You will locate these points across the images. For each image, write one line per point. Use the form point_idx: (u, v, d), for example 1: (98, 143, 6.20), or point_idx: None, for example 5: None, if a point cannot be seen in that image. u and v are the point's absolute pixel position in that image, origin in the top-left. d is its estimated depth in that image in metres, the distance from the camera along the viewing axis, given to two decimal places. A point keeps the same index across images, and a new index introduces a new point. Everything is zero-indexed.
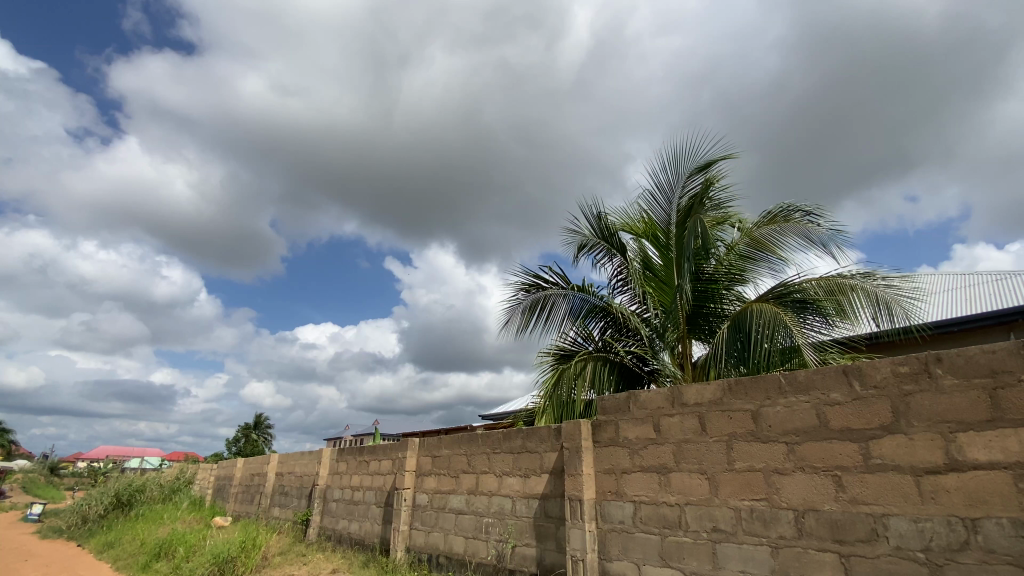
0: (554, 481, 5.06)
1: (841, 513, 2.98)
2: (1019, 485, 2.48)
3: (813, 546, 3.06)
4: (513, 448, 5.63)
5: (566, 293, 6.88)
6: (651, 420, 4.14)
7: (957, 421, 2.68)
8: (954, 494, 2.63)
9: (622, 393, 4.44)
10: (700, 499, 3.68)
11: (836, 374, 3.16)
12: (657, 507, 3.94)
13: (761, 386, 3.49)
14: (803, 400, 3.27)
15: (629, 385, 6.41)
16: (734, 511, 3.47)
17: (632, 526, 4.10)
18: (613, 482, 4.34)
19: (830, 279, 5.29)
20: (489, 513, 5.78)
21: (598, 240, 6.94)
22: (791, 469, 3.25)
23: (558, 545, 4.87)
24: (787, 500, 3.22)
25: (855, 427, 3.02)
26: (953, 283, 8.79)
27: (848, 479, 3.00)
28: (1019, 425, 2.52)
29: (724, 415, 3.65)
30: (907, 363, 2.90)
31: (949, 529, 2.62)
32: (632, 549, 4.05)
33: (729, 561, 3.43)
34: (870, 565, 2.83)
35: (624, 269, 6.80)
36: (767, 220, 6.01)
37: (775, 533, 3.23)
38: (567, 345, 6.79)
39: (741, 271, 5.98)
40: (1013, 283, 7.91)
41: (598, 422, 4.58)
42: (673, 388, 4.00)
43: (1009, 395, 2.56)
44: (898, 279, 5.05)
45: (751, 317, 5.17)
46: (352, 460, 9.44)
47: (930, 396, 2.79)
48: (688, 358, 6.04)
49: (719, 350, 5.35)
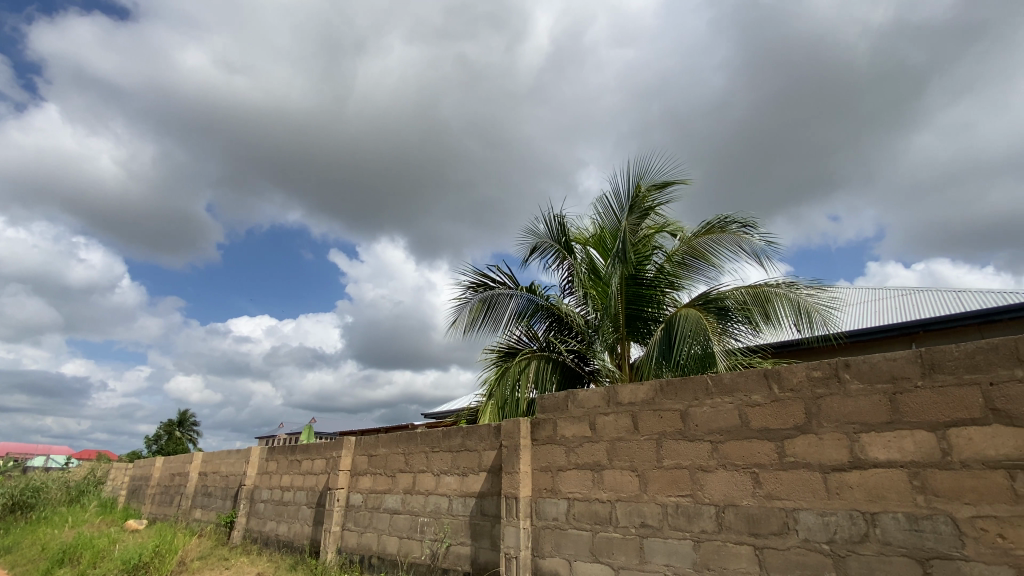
0: (491, 479, 5.06)
1: (757, 507, 3.16)
2: (914, 482, 2.69)
3: (731, 540, 3.22)
4: (452, 447, 5.58)
5: (514, 293, 6.91)
6: (587, 418, 4.22)
7: (861, 422, 2.91)
8: (856, 490, 2.84)
9: (561, 392, 4.50)
10: (629, 495, 3.80)
11: (756, 376, 3.36)
12: (590, 504, 4.03)
13: (690, 387, 3.64)
14: (726, 401, 3.44)
15: (570, 383, 6.52)
16: (661, 507, 3.60)
17: (565, 522, 4.16)
18: (549, 479, 4.40)
19: (758, 287, 5.62)
20: (425, 512, 5.70)
21: (548, 242, 7.04)
22: (714, 466, 3.41)
23: (492, 543, 4.87)
24: (710, 496, 3.38)
25: (772, 426, 3.21)
26: (866, 297, 9.58)
27: (764, 476, 3.18)
28: (914, 427, 2.75)
29: (655, 414, 3.78)
30: (819, 368, 3.11)
31: (852, 522, 2.82)
32: (564, 545, 4.12)
33: (655, 556, 3.55)
34: (781, 557, 3.01)
35: (571, 272, 6.93)
36: (704, 230, 6.27)
37: (697, 527, 3.39)
38: (512, 344, 6.81)
39: (678, 278, 6.24)
40: (915, 299, 8.73)
41: (536, 420, 4.63)
42: (609, 388, 4.10)
43: (905, 399, 2.79)
44: (818, 289, 5.42)
45: (680, 321, 5.43)
46: (283, 459, 9.03)
47: (838, 399, 3.01)
48: (626, 359, 6.25)
49: (652, 352, 5.58)
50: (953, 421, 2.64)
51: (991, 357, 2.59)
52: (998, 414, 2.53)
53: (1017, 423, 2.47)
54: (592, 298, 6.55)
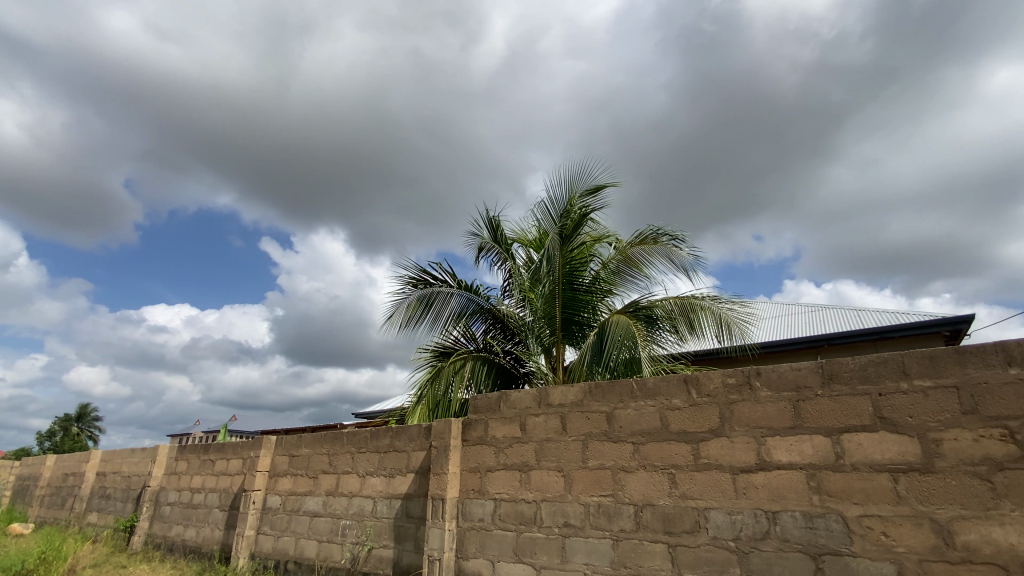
0: (418, 481, 4.95)
1: (672, 507, 3.31)
2: (810, 483, 2.91)
3: (647, 538, 3.35)
4: (380, 447, 5.42)
5: (453, 292, 6.84)
6: (518, 419, 4.25)
7: (767, 427, 3.11)
8: (761, 490, 3.04)
9: (494, 393, 4.50)
10: (554, 495, 3.86)
11: (678, 381, 3.52)
12: (516, 504, 4.05)
13: (616, 390, 3.76)
14: (649, 404, 3.58)
15: (504, 384, 6.54)
16: (584, 507, 3.68)
17: (491, 523, 4.16)
18: (477, 480, 4.38)
19: (684, 298, 5.91)
20: (347, 515, 5.51)
21: (491, 243, 7.06)
22: (635, 467, 3.53)
23: (416, 546, 4.77)
24: (630, 495, 3.50)
25: (689, 429, 3.38)
26: (780, 311, 10.35)
27: (680, 476, 3.33)
28: (813, 432, 2.98)
29: (583, 416, 3.87)
30: (734, 375, 3.31)
31: (755, 520, 3.01)
32: (489, 546, 4.11)
33: (576, 555, 3.63)
34: (692, 554, 3.16)
35: (512, 274, 6.99)
36: (639, 240, 6.51)
37: (617, 526, 3.49)
38: (448, 345, 6.72)
39: (612, 286, 6.44)
40: (822, 315, 9.53)
41: (468, 421, 4.59)
42: (541, 389, 4.15)
43: (807, 405, 3.02)
44: (737, 302, 5.77)
45: (611, 327, 5.61)
46: (195, 459, 8.41)
47: (749, 404, 3.21)
48: (560, 362, 6.37)
49: (584, 355, 5.73)
50: (847, 427, 2.88)
51: (881, 370, 2.84)
52: (884, 421, 2.78)
53: (901, 430, 2.73)
54: (529, 300, 6.62)
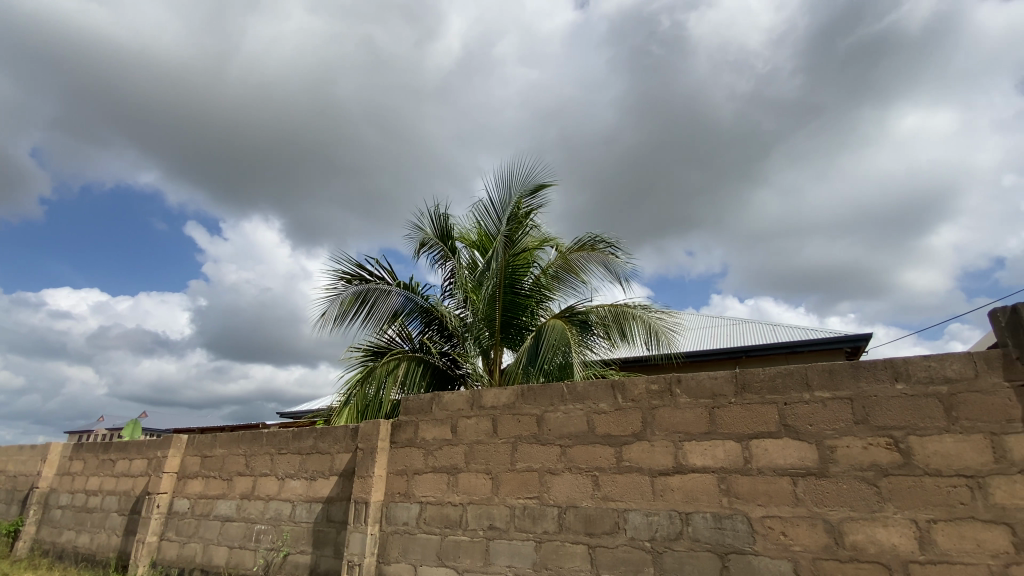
0: (341, 484, 4.76)
1: (594, 508, 3.39)
2: (720, 485, 3.08)
3: (568, 540, 3.41)
4: (302, 449, 5.18)
5: (390, 290, 6.67)
6: (450, 421, 4.20)
7: (684, 432, 3.27)
8: (676, 492, 3.18)
9: (426, 394, 4.42)
10: (481, 498, 3.84)
11: (605, 386, 3.61)
12: (442, 507, 4.00)
13: (547, 393, 3.81)
14: (577, 407, 3.66)
15: (439, 386, 6.47)
16: (509, 509, 3.69)
17: (415, 527, 4.08)
18: (403, 483, 4.28)
19: (617, 305, 6.10)
20: (262, 519, 5.21)
21: (434, 241, 6.97)
22: (561, 469, 3.59)
23: (335, 551, 4.59)
24: (554, 497, 3.55)
25: (614, 433, 3.48)
26: (705, 323, 10.95)
27: (603, 479, 3.42)
28: (725, 437, 3.15)
29: (514, 418, 3.89)
30: (657, 381, 3.44)
31: (670, 522, 3.14)
32: (411, 551, 4.02)
33: (499, 557, 3.63)
34: (610, 554, 3.26)
35: (453, 274, 6.94)
36: (578, 246, 6.66)
37: (540, 528, 3.53)
38: (382, 344, 6.53)
39: (550, 290, 6.55)
40: (741, 328, 10.18)
41: (398, 423, 4.48)
42: (474, 391, 4.12)
43: (721, 412, 3.20)
44: (666, 312, 6.03)
45: (547, 331, 5.70)
46: (92, 459, 7.67)
47: (669, 409, 3.35)
48: (496, 364, 6.39)
49: (519, 358, 5.78)
50: (755, 433, 3.07)
51: (787, 380, 3.06)
52: (787, 429, 3.00)
53: (802, 437, 2.95)
54: (470, 301, 6.58)
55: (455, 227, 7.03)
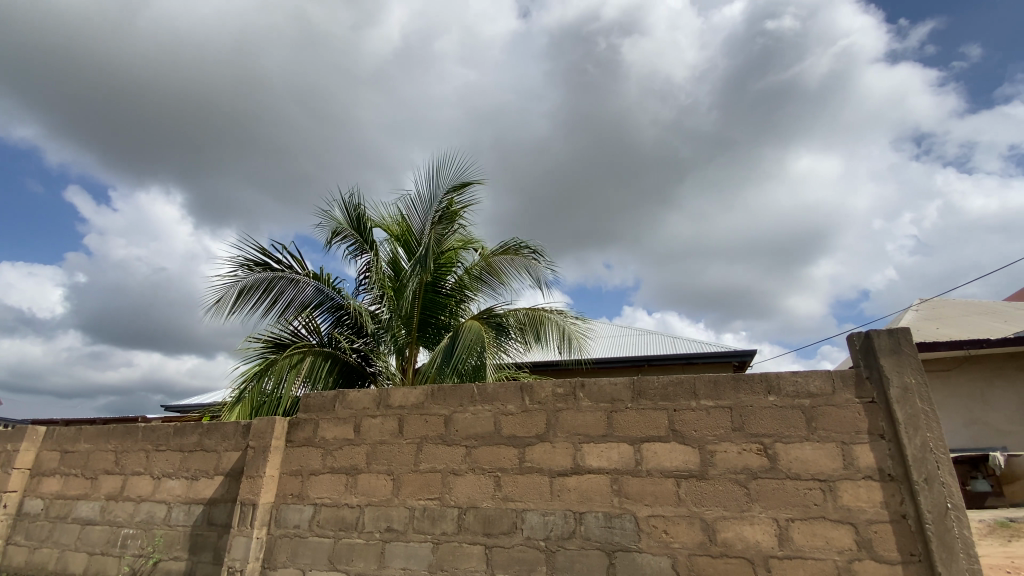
0: (227, 484, 4.41)
1: (494, 509, 3.42)
2: (612, 486, 3.23)
3: (466, 540, 3.41)
4: (184, 446, 4.73)
5: (299, 280, 6.31)
6: (353, 420, 4.04)
7: (584, 434, 3.39)
8: (572, 493, 3.30)
9: (330, 391, 4.22)
10: (380, 499, 3.73)
11: (514, 388, 3.66)
12: (337, 509, 3.83)
13: (457, 394, 3.79)
14: (486, 409, 3.67)
15: (347, 382, 6.23)
16: (409, 510, 3.62)
17: (307, 530, 3.88)
18: (297, 484, 4.05)
19: (535, 309, 6.24)
20: (131, 523, 4.70)
21: (352, 231, 6.71)
22: (464, 470, 3.59)
23: (215, 557, 4.24)
24: (455, 498, 3.53)
25: (519, 434, 3.53)
26: (614, 332, 11.51)
27: (504, 479, 3.47)
28: (620, 440, 3.32)
29: (421, 419, 3.82)
30: (562, 385, 3.56)
31: (564, 521, 3.25)
32: (301, 555, 3.82)
33: (394, 560, 3.54)
34: (506, 554, 3.30)
35: (370, 268, 6.72)
36: (501, 249, 6.71)
37: (439, 529, 3.50)
38: (286, 336, 6.15)
39: (471, 290, 6.55)
40: (646, 339, 10.82)
41: (296, 421, 4.24)
42: (381, 390, 4.00)
43: (618, 416, 3.36)
44: (580, 318, 6.25)
45: (463, 332, 5.68)
46: None
47: (572, 412, 3.47)
48: (411, 363, 6.27)
49: (434, 358, 5.70)
50: (646, 437, 3.26)
51: (677, 389, 3.29)
52: (675, 433, 3.21)
53: (687, 442, 3.17)
54: (388, 297, 6.40)
55: (377, 218, 6.81)
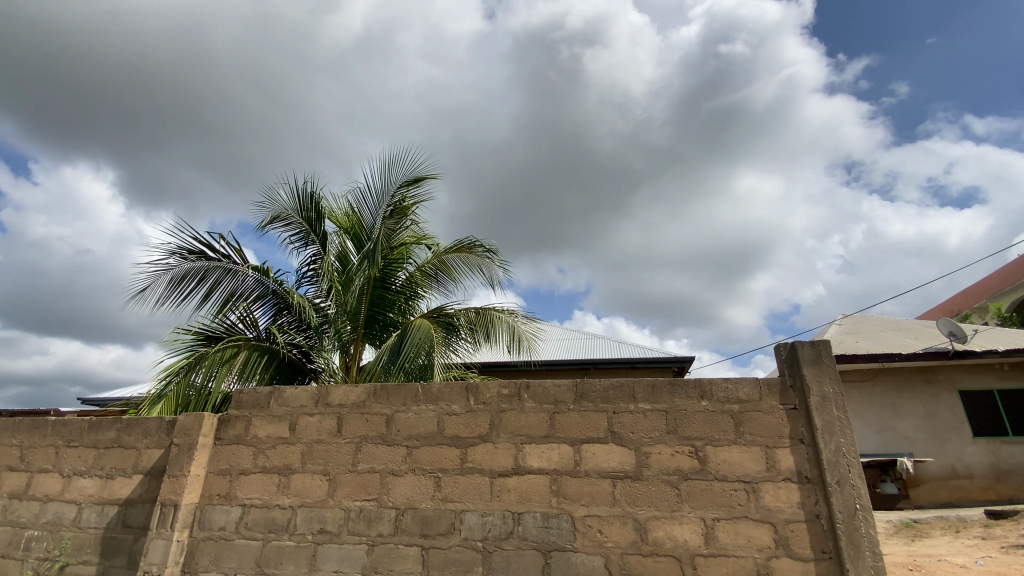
0: (147, 483, 4.12)
1: (432, 510, 3.38)
2: (551, 487, 3.28)
3: (402, 542, 3.35)
4: (100, 442, 4.39)
5: (237, 270, 6.02)
6: (288, 418, 3.89)
7: (526, 435, 3.42)
8: (512, 493, 3.31)
9: (265, 387, 4.04)
10: (314, 500, 3.61)
11: (459, 389, 3.64)
12: (268, 511, 3.67)
13: (400, 393, 3.73)
14: (429, 409, 3.63)
15: (285, 379, 6.01)
16: (344, 512, 3.52)
17: (233, 532, 3.69)
18: (224, 484, 3.85)
19: (485, 309, 6.22)
20: (36, 524, 4.31)
21: (299, 222, 6.48)
22: (403, 471, 3.53)
23: (130, 561, 3.95)
24: (393, 499, 3.46)
25: (461, 435, 3.52)
26: (562, 335, 11.68)
27: (445, 480, 3.44)
28: (561, 441, 3.37)
29: (361, 418, 3.73)
30: (508, 386, 3.57)
31: (503, 521, 3.26)
32: (226, 558, 3.63)
33: (326, 563, 3.43)
34: (442, 556, 3.27)
35: (317, 260, 6.51)
36: (455, 247, 6.64)
37: (375, 531, 3.42)
38: (220, 329, 5.83)
39: (421, 288, 6.46)
40: (592, 343, 11.05)
41: (227, 417, 4.03)
42: (320, 387, 3.87)
43: (560, 418, 3.41)
44: (530, 318, 6.29)
45: (412, 331, 5.59)
46: None
47: (515, 413, 3.49)
48: (355, 361, 6.10)
49: (380, 357, 5.57)
50: (586, 439, 3.33)
51: (617, 392, 3.38)
52: (613, 435, 3.30)
53: (624, 444, 3.26)
54: (334, 292, 6.20)
55: (327, 210, 6.60)
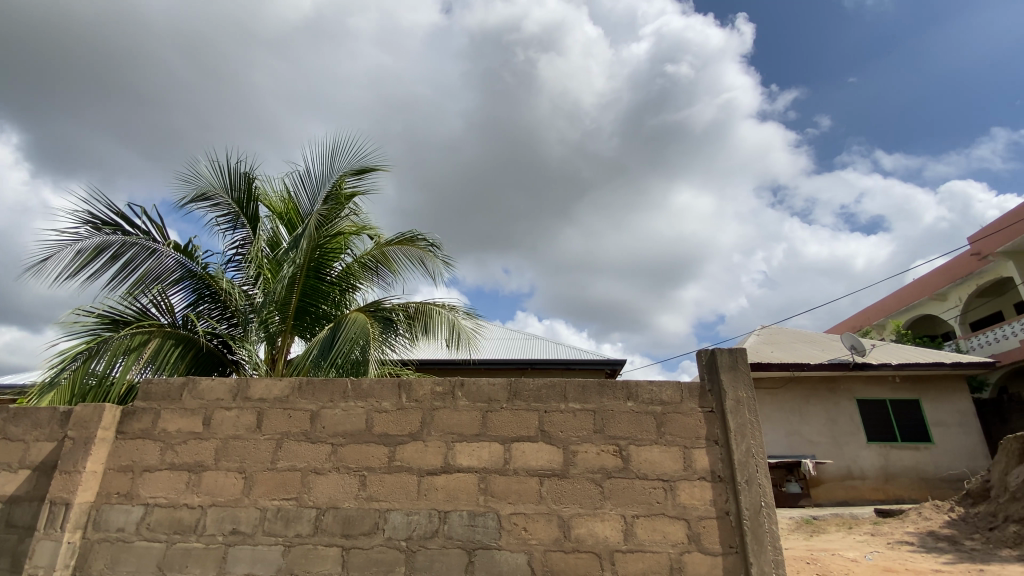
0: (34, 480, 3.72)
1: (355, 509, 3.28)
2: (479, 485, 3.28)
3: (322, 543, 3.23)
4: None
5: (157, 250, 5.59)
6: (203, 412, 3.64)
7: (457, 433, 3.40)
8: (439, 492, 3.28)
9: (177, 378, 3.76)
10: (227, 499, 3.40)
11: (391, 385, 3.57)
12: (174, 510, 3.42)
13: (328, 388, 3.59)
14: (358, 405, 3.53)
15: (202, 370, 5.66)
16: (260, 511, 3.34)
17: (134, 533, 3.40)
18: (125, 481, 3.54)
19: (425, 305, 6.15)
20: None
21: (229, 202, 6.10)
22: (327, 469, 3.40)
23: (11, 565, 3.55)
24: (314, 498, 3.33)
25: (390, 432, 3.44)
26: (502, 334, 11.74)
27: (370, 478, 3.35)
28: (492, 440, 3.38)
29: (284, 413, 3.56)
30: (442, 384, 3.54)
31: (428, 520, 3.22)
32: (124, 561, 3.34)
33: (237, 565, 3.25)
34: (363, 556, 3.18)
35: (246, 245, 6.17)
36: (397, 239, 6.48)
37: (293, 531, 3.28)
38: (130, 313, 5.35)
39: (358, 279, 6.29)
40: (531, 343, 11.19)
41: (131, 410, 3.71)
42: (240, 380, 3.65)
43: (492, 416, 3.42)
44: (471, 315, 6.27)
45: (346, 325, 5.42)
46: None
47: (448, 411, 3.46)
48: (282, 354, 5.81)
49: (310, 350, 5.34)
50: (517, 437, 3.36)
51: (550, 392, 3.44)
52: (543, 434, 3.35)
53: (553, 442, 3.32)
54: (264, 280, 5.87)
55: (260, 191, 6.25)
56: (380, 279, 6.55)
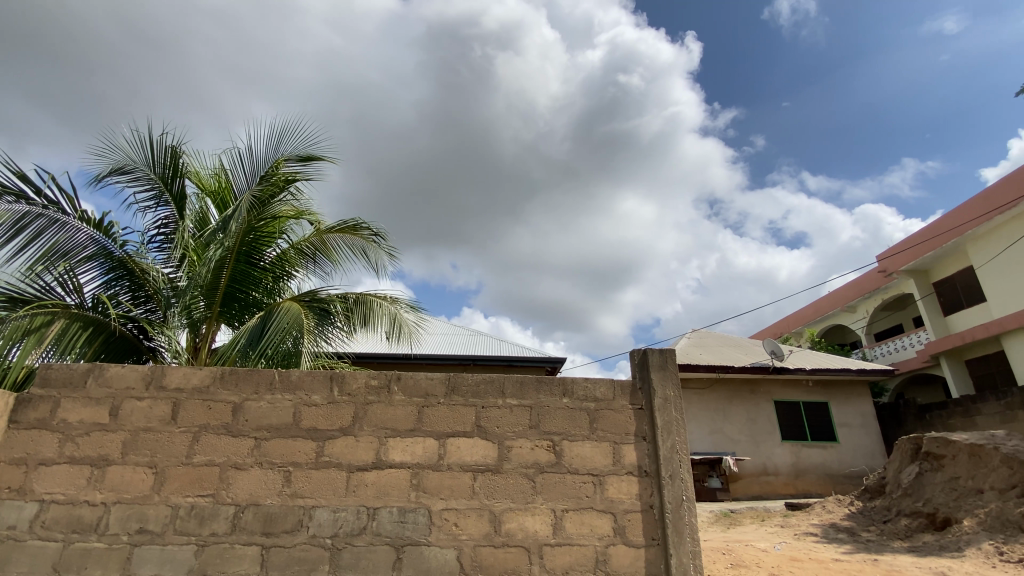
0: None
1: (278, 506, 3.14)
2: (411, 480, 3.23)
3: (239, 541, 3.06)
4: None
5: (67, 223, 5.10)
6: (110, 401, 3.34)
7: (391, 429, 3.33)
8: (369, 488, 3.20)
9: (82, 364, 3.44)
10: (135, 496, 3.15)
11: (322, 378, 3.44)
12: (72, 508, 3.12)
13: (253, 379, 3.41)
14: (286, 398, 3.37)
15: (114, 356, 5.24)
16: (171, 509, 3.12)
17: (24, 533, 3.08)
18: (17, 476, 3.20)
19: (366, 297, 5.99)
20: None
21: (152, 177, 5.64)
22: (249, 464, 3.23)
23: None
24: (233, 495, 3.15)
25: (320, 427, 3.32)
26: (443, 329, 11.62)
27: (296, 474, 3.21)
28: (427, 435, 3.33)
29: (203, 405, 3.34)
30: (377, 377, 3.45)
31: (356, 517, 3.13)
32: (12, 563, 3.02)
33: (143, 566, 3.02)
34: (284, 555, 3.05)
35: (171, 224, 5.75)
36: (338, 227, 6.26)
37: (207, 530, 3.08)
38: (30, 290, 4.83)
39: (294, 266, 6.04)
40: (472, 339, 11.15)
41: (25, 397, 3.35)
42: (155, 367, 3.39)
43: (428, 412, 3.38)
44: (414, 309, 6.15)
45: (278, 314, 5.15)
46: None
47: (382, 406, 3.38)
48: (206, 342, 5.48)
49: (237, 339, 5.03)
50: (452, 433, 3.33)
51: (487, 387, 3.44)
52: (479, 430, 3.34)
53: (488, 437, 3.33)
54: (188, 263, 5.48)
55: (188, 167, 5.83)
56: (318, 268, 6.30)
